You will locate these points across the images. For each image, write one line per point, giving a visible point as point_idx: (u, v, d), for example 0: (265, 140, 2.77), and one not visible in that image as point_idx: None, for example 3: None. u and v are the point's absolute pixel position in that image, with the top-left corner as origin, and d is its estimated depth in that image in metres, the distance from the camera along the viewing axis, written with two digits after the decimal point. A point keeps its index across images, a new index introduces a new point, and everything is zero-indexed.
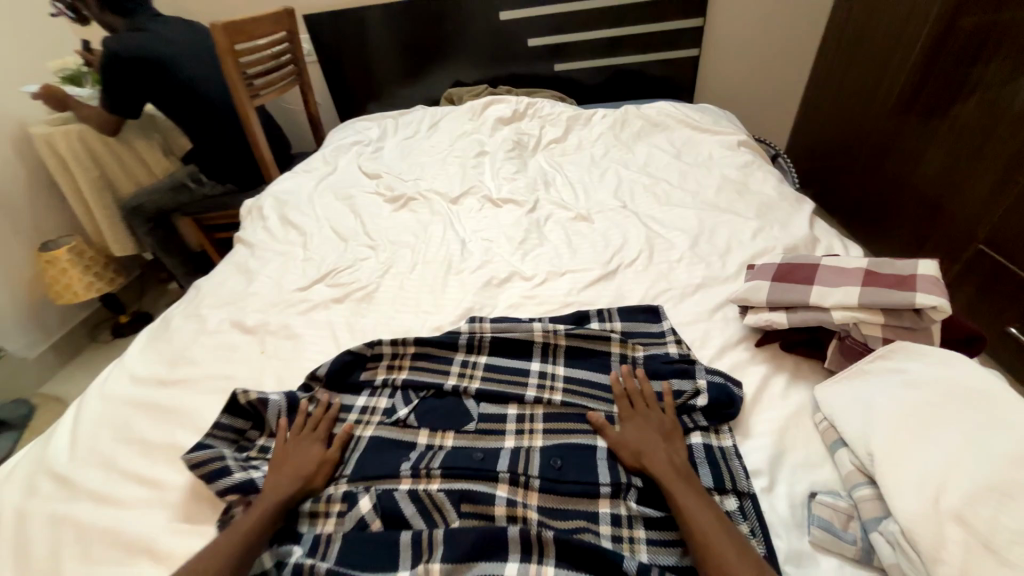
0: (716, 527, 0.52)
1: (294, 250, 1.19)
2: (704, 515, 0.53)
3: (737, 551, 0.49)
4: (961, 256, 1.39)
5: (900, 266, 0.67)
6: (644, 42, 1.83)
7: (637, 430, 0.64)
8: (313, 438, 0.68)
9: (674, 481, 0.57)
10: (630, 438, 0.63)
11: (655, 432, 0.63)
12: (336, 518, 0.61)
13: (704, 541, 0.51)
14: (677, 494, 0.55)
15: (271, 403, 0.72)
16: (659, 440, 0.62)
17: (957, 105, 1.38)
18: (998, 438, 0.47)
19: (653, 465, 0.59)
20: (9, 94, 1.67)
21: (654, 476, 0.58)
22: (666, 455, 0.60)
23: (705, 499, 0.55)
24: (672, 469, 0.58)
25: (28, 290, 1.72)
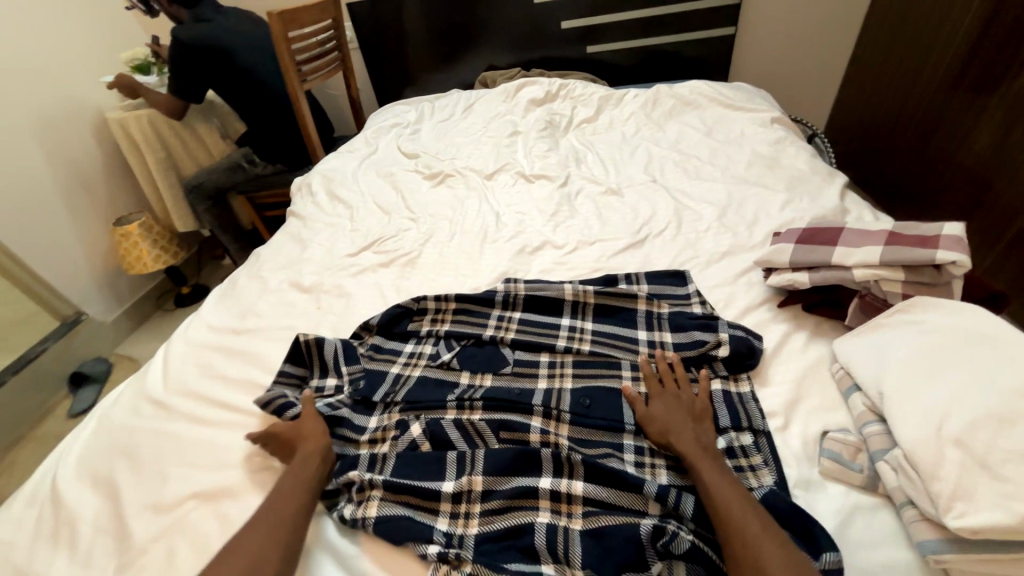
0: (741, 504, 0.51)
1: (341, 221, 1.29)
2: (727, 490, 0.52)
3: (760, 525, 0.49)
4: (1005, 234, 1.35)
5: (923, 227, 0.70)
6: (679, 22, 1.83)
7: (666, 408, 0.64)
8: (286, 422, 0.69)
9: (699, 457, 0.57)
10: (658, 415, 0.63)
11: (684, 412, 0.63)
12: (390, 441, 0.68)
13: (730, 521, 0.49)
14: (702, 470, 0.55)
15: (327, 347, 0.81)
16: (687, 419, 0.62)
17: (1008, 77, 1.32)
18: (1001, 375, 0.51)
19: (678, 441, 0.59)
20: (87, 82, 1.85)
21: (679, 451, 0.58)
22: (692, 434, 0.60)
23: (731, 478, 0.54)
24: (697, 446, 0.58)
25: (105, 261, 1.90)
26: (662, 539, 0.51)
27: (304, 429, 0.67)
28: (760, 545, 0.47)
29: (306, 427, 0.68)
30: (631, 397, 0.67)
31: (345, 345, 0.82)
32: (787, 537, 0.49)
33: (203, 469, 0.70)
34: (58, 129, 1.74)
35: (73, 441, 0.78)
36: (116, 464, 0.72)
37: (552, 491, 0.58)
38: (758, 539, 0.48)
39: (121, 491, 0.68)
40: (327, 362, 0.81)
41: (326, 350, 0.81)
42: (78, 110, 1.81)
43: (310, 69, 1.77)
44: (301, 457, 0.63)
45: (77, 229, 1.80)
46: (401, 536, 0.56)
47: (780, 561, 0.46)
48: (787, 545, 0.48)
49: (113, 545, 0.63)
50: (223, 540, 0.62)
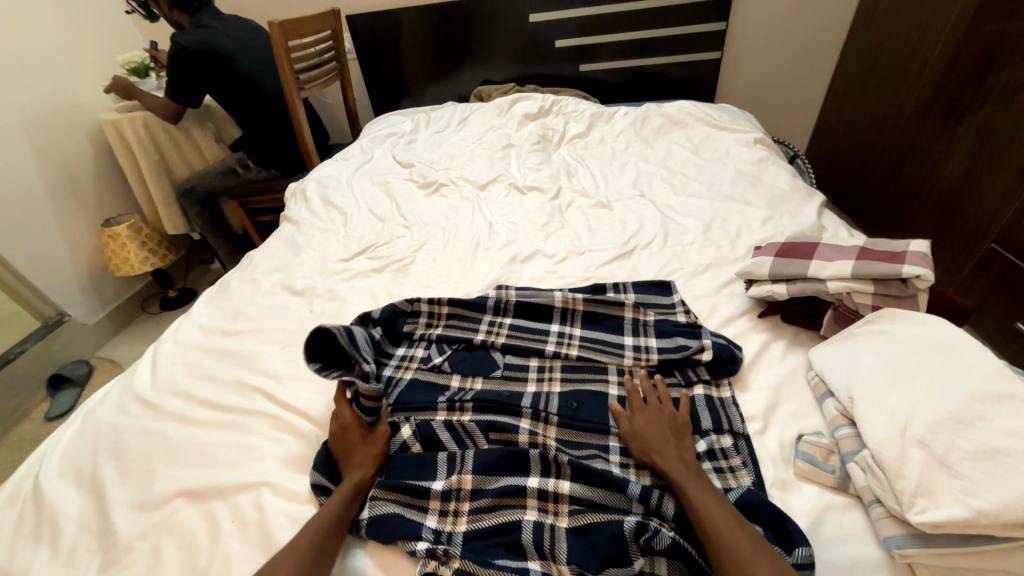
0: (727, 520, 0.52)
1: (335, 226, 1.31)
2: (713, 507, 0.53)
3: (750, 542, 0.50)
4: (973, 254, 1.41)
5: (892, 244, 0.75)
6: (668, 45, 1.90)
7: (648, 422, 0.64)
8: (360, 437, 0.67)
9: (683, 475, 0.57)
10: (641, 431, 0.63)
11: (665, 425, 0.64)
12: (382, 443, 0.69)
13: (717, 538, 0.50)
14: (687, 488, 0.56)
15: (358, 335, 0.77)
16: (668, 434, 0.63)
17: (974, 107, 1.40)
18: (959, 381, 0.55)
19: (662, 459, 0.60)
20: (81, 83, 1.84)
21: (662, 468, 0.59)
22: (675, 452, 0.60)
23: (715, 494, 0.55)
24: (680, 465, 0.59)
25: (90, 262, 1.88)
26: (645, 535, 0.53)
27: (363, 451, 0.66)
28: (752, 563, 0.48)
29: (365, 447, 0.66)
30: (616, 414, 0.67)
31: (368, 335, 0.79)
32: (773, 547, 0.50)
33: (192, 468, 0.70)
34: (51, 128, 1.74)
35: (58, 438, 0.77)
36: (102, 462, 0.71)
37: (540, 490, 0.59)
38: (750, 557, 0.48)
39: (107, 489, 0.68)
40: (361, 349, 0.76)
41: (359, 336, 0.77)
42: (70, 109, 1.80)
43: (309, 77, 1.80)
44: (352, 481, 0.61)
45: (62, 229, 1.78)
46: (393, 531, 0.57)
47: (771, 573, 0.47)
48: (778, 559, 0.48)
49: (97, 543, 0.63)
50: (211, 538, 0.62)
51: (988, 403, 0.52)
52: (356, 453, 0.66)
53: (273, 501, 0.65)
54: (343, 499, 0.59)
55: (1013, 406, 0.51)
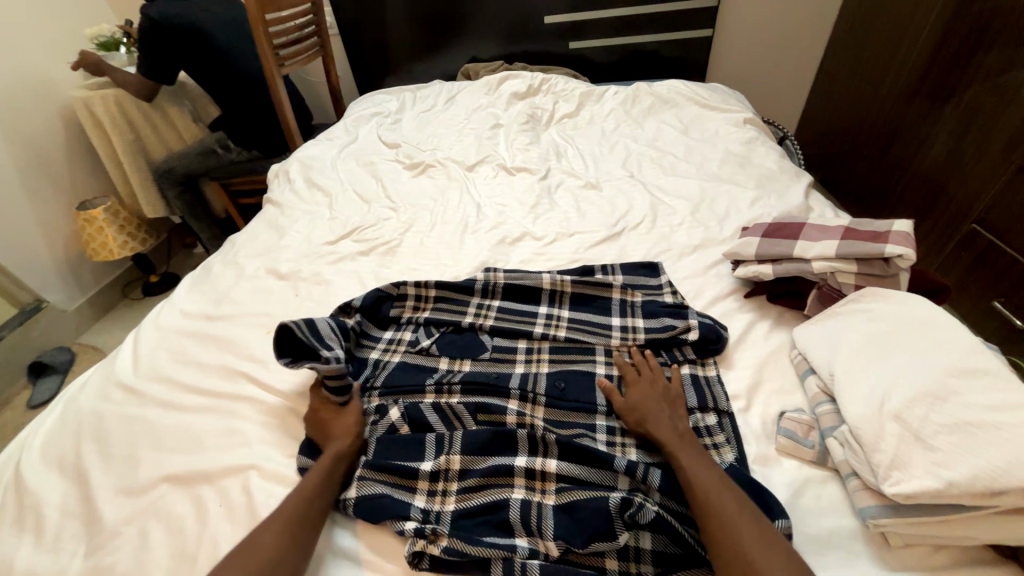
0: (716, 483, 0.53)
1: (319, 209, 1.28)
2: (703, 473, 0.54)
3: (736, 504, 0.51)
4: (955, 234, 1.43)
5: (876, 224, 0.75)
6: (659, 22, 1.86)
7: (643, 394, 0.66)
8: (338, 413, 0.68)
9: (675, 443, 0.59)
10: (637, 402, 0.65)
11: (658, 397, 0.65)
12: (370, 424, 0.69)
13: (704, 500, 0.52)
14: (680, 455, 0.57)
15: (320, 324, 0.76)
16: (663, 405, 0.64)
17: (962, 87, 1.40)
18: (936, 358, 0.56)
19: (656, 429, 0.61)
20: (48, 57, 1.75)
21: (657, 438, 0.60)
22: (669, 420, 0.62)
23: (706, 461, 0.56)
24: (674, 434, 0.60)
25: (67, 246, 1.82)
26: (630, 510, 0.54)
27: (341, 423, 0.66)
28: (737, 522, 0.49)
29: (339, 423, 0.66)
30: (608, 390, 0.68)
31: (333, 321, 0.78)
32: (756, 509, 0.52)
33: (177, 453, 0.70)
34: (17, 106, 1.65)
35: (38, 426, 0.76)
36: (85, 449, 0.70)
37: (527, 469, 0.60)
38: (734, 516, 0.50)
39: (90, 476, 0.67)
40: (325, 338, 0.75)
41: (321, 323, 0.76)
42: (38, 85, 1.71)
43: (289, 53, 1.73)
44: (331, 452, 0.62)
45: (34, 212, 1.71)
46: (382, 512, 0.57)
47: (754, 532, 0.48)
48: (762, 522, 0.50)
49: (83, 528, 0.62)
50: (199, 521, 0.62)
51: (963, 378, 0.54)
52: (334, 426, 0.66)
53: (261, 485, 0.65)
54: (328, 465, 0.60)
55: (986, 380, 0.53)
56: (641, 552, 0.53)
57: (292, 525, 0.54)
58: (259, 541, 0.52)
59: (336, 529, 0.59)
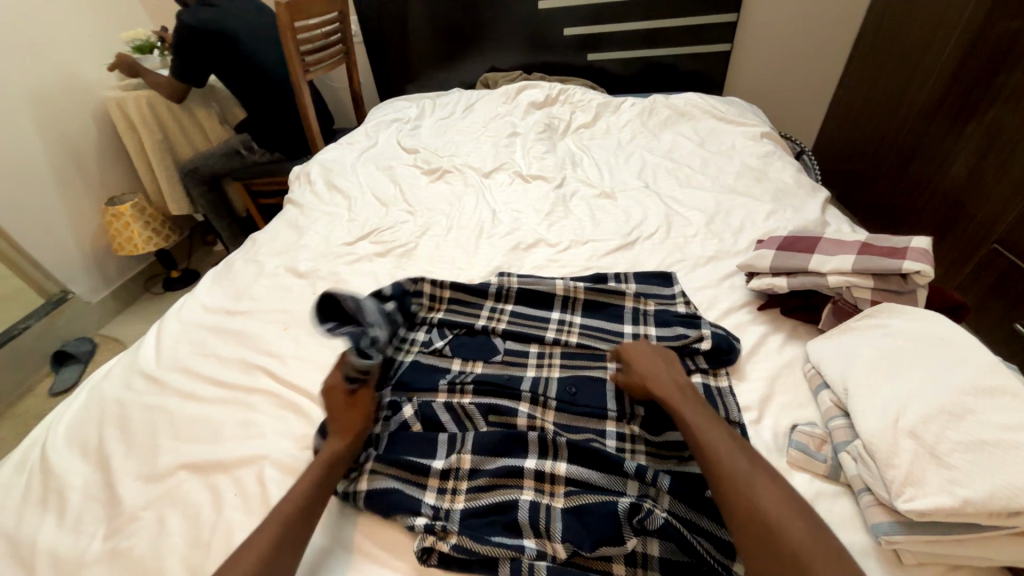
0: (726, 443, 0.55)
1: (339, 210, 1.31)
2: (714, 433, 0.56)
3: (749, 463, 0.53)
4: (976, 254, 1.40)
5: (894, 240, 0.75)
6: (677, 36, 1.88)
7: (640, 358, 0.69)
8: (347, 402, 0.67)
9: (681, 402, 0.61)
10: (635, 366, 0.68)
11: (657, 357, 0.70)
12: (383, 421, 0.70)
13: (716, 458, 0.53)
14: (687, 415, 0.59)
15: (373, 308, 0.81)
16: (661, 366, 0.67)
17: (984, 106, 1.39)
18: (954, 375, 0.56)
19: (660, 389, 0.63)
20: (85, 58, 1.83)
21: (662, 399, 0.62)
22: (671, 379, 0.65)
23: (714, 420, 0.59)
24: (680, 395, 0.62)
25: (94, 240, 1.88)
26: (638, 516, 0.54)
27: (352, 411, 0.66)
28: (749, 479, 0.51)
29: (350, 413, 0.66)
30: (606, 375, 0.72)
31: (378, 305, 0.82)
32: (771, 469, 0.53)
33: (195, 442, 0.72)
34: (55, 105, 1.73)
35: (63, 411, 0.78)
36: (108, 435, 0.73)
37: (536, 472, 0.60)
38: (746, 475, 0.51)
39: (112, 461, 0.69)
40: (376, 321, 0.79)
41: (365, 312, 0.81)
42: (75, 86, 1.79)
43: (315, 59, 1.79)
44: (331, 447, 0.61)
45: (65, 206, 1.77)
46: (393, 507, 0.58)
47: (769, 487, 0.50)
48: (778, 479, 0.52)
49: (103, 511, 0.64)
50: (214, 509, 0.63)
51: (980, 397, 0.53)
52: (341, 415, 0.66)
53: (275, 475, 0.66)
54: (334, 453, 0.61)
55: (1004, 400, 0.52)
56: (649, 559, 0.53)
57: (301, 508, 0.55)
58: (269, 526, 0.53)
59: (345, 522, 0.60)
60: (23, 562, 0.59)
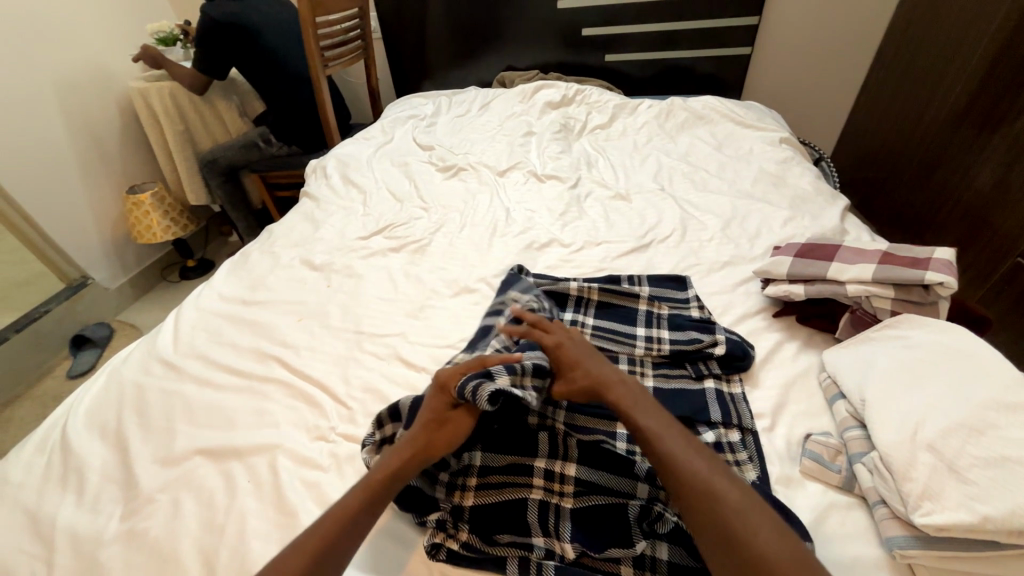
0: (683, 443, 0.54)
1: (354, 205, 1.32)
2: (667, 434, 0.54)
3: (706, 465, 0.51)
4: (999, 268, 1.37)
5: (916, 250, 0.74)
6: (697, 39, 1.86)
7: (576, 354, 0.65)
8: (442, 422, 0.58)
9: (630, 403, 0.59)
10: (575, 365, 0.63)
11: (589, 351, 0.66)
12: None
13: (676, 464, 0.51)
14: (638, 416, 0.57)
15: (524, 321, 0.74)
16: (601, 363, 0.64)
17: (1010, 116, 1.36)
18: (976, 389, 0.55)
19: (609, 390, 0.60)
20: (110, 49, 1.87)
21: (612, 401, 0.59)
22: (616, 377, 0.62)
23: (666, 418, 0.57)
24: (631, 396, 0.59)
25: (114, 227, 1.92)
26: (649, 519, 0.55)
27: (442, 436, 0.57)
28: (713, 482, 0.50)
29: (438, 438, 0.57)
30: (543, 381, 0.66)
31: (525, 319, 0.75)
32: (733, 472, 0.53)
33: (210, 428, 0.73)
34: (81, 95, 1.77)
35: (83, 394, 0.80)
36: (126, 419, 0.74)
37: (546, 471, 0.59)
38: (708, 478, 0.50)
39: (130, 444, 0.71)
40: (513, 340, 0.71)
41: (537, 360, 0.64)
42: (100, 76, 1.83)
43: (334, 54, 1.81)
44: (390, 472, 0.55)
45: (87, 193, 1.81)
46: (406, 505, 0.58)
47: (732, 487, 0.49)
48: (733, 476, 0.51)
49: (120, 493, 0.66)
50: (227, 495, 0.64)
51: (1003, 413, 0.52)
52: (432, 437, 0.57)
53: (288, 465, 0.67)
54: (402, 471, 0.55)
55: None
56: (658, 561, 0.53)
57: (345, 527, 0.51)
58: (306, 543, 0.50)
59: None
60: (43, 539, 0.61)
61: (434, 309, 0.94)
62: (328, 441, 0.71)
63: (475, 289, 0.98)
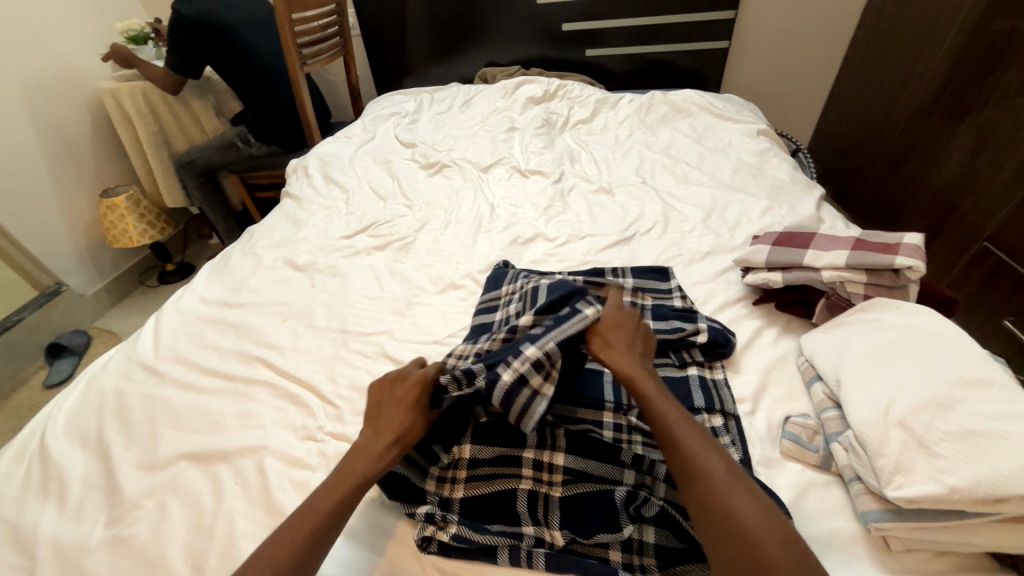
0: (706, 448, 0.52)
1: (337, 204, 1.30)
2: (694, 439, 0.52)
3: (725, 467, 0.50)
4: (967, 252, 1.42)
5: (886, 236, 0.76)
6: (676, 33, 1.88)
7: (624, 348, 0.61)
8: (407, 408, 0.59)
9: (660, 403, 0.56)
10: (617, 359, 0.60)
11: (634, 346, 0.62)
12: None
13: (700, 472, 0.50)
14: (668, 416, 0.54)
15: (540, 291, 0.71)
16: (638, 360, 0.61)
17: (978, 105, 1.40)
18: (943, 366, 0.57)
19: (642, 388, 0.57)
20: (78, 48, 1.80)
21: (643, 400, 0.56)
22: (650, 379, 0.59)
23: (691, 421, 0.55)
24: (660, 396, 0.57)
25: (88, 232, 1.86)
26: (635, 504, 0.56)
27: (399, 415, 0.59)
28: (734, 490, 0.48)
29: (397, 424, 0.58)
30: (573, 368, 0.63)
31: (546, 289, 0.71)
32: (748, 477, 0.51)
33: (195, 432, 0.72)
34: (48, 95, 1.71)
35: (61, 402, 0.78)
36: (107, 425, 0.73)
37: (535, 462, 0.60)
38: (729, 486, 0.48)
39: (113, 450, 0.69)
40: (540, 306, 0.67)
41: (567, 331, 0.60)
42: (69, 76, 1.77)
43: (312, 52, 1.78)
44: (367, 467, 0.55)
45: (60, 198, 1.76)
46: (396, 494, 0.59)
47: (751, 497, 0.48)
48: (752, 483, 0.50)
49: (104, 500, 0.65)
50: (215, 498, 0.64)
51: (968, 389, 0.54)
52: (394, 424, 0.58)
53: (276, 466, 0.67)
54: (384, 457, 0.56)
55: (991, 391, 0.54)
56: (645, 545, 0.55)
57: (330, 518, 0.51)
58: (306, 523, 0.50)
59: None
60: (24, 549, 0.60)
61: (420, 306, 0.94)
62: (316, 441, 0.70)
63: (462, 284, 0.98)
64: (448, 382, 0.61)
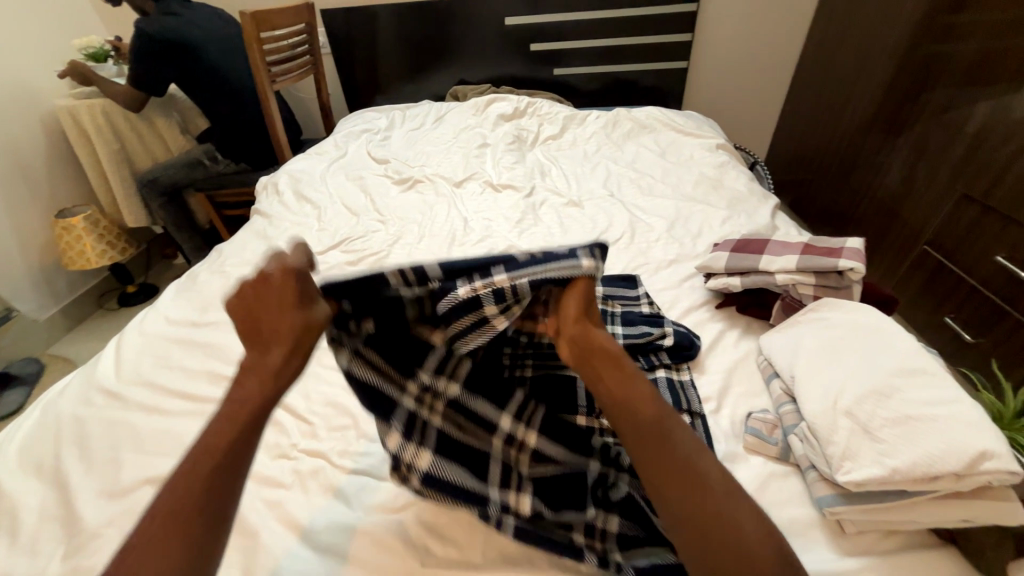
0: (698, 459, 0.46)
1: (308, 220, 1.30)
2: (685, 450, 0.47)
3: (716, 479, 0.45)
4: (910, 254, 1.52)
5: (832, 241, 0.82)
6: (637, 54, 1.98)
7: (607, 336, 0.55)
8: (294, 308, 0.50)
9: (652, 410, 0.49)
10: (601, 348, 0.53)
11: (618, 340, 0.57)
12: (356, 334, 0.53)
13: (695, 491, 0.44)
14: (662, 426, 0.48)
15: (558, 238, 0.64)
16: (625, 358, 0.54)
17: (912, 122, 1.54)
18: (885, 358, 0.62)
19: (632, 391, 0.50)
20: (33, 66, 1.75)
21: (633, 406, 0.49)
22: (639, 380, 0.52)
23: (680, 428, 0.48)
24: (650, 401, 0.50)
25: (42, 254, 1.78)
26: (603, 487, 0.57)
27: (284, 321, 0.49)
28: (726, 506, 0.43)
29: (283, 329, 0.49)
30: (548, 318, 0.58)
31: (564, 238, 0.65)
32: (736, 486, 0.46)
33: (160, 456, 0.70)
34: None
35: (13, 432, 0.74)
36: (65, 453, 0.70)
37: (508, 433, 0.57)
38: (720, 501, 0.44)
39: (71, 479, 0.66)
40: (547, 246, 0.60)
41: (555, 275, 0.54)
42: (22, 93, 1.71)
43: (281, 70, 1.78)
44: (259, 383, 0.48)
45: (11, 219, 1.68)
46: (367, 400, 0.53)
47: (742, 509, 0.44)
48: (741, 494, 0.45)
49: (61, 532, 0.61)
50: None
51: (905, 377, 0.59)
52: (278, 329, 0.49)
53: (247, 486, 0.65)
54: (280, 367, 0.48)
55: (926, 378, 0.59)
56: (608, 533, 0.54)
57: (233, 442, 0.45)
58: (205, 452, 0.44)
59: (318, 531, 0.59)
60: None
61: None
62: (290, 458, 0.69)
63: None
64: (398, 282, 0.54)
